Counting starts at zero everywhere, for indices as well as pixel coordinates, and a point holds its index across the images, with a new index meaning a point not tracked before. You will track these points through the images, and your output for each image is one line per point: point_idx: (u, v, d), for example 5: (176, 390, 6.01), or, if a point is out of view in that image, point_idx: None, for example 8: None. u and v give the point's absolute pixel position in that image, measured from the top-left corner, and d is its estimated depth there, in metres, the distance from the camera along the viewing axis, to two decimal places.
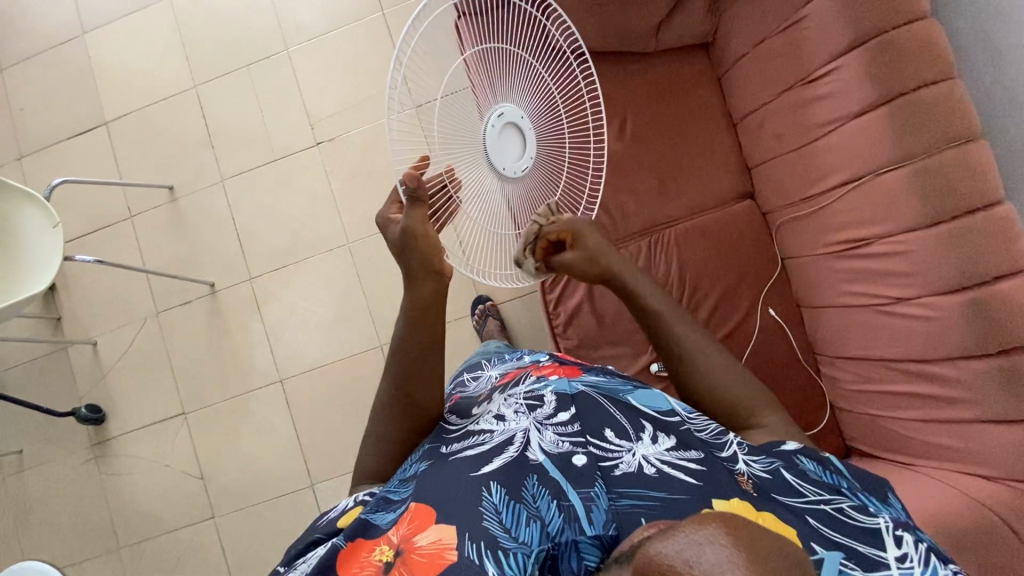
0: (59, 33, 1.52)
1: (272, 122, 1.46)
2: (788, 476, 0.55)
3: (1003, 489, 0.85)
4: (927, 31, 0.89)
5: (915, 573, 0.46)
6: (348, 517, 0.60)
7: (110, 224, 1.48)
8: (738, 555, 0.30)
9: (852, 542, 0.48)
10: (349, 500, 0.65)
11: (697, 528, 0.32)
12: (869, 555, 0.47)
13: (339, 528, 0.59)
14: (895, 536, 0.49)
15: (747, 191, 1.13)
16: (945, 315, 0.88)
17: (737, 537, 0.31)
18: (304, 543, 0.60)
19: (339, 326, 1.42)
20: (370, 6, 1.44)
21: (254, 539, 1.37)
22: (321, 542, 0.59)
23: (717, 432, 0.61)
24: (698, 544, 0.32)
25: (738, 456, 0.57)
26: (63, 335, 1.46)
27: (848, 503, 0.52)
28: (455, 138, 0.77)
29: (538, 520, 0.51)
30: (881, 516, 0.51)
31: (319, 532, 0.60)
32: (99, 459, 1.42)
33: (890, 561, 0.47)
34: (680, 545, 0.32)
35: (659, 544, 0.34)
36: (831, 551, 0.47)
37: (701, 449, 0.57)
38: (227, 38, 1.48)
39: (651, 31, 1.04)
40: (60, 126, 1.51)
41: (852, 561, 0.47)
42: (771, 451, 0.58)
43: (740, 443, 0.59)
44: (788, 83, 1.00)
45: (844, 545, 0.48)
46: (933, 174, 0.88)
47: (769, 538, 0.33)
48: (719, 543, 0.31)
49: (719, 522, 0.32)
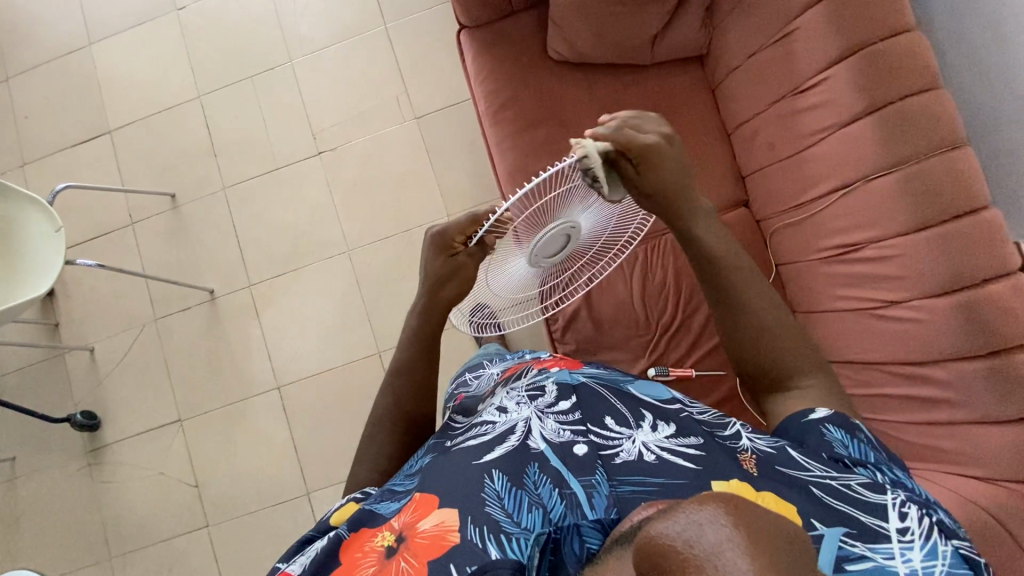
0: (66, 43, 1.54)
1: (276, 131, 1.48)
2: (793, 453, 0.56)
3: (998, 489, 0.85)
4: (912, 43, 0.92)
5: (915, 547, 0.46)
6: (342, 513, 0.61)
7: (110, 230, 1.49)
8: (738, 534, 0.30)
9: (856, 513, 0.49)
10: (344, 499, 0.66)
11: (697, 509, 0.32)
12: (871, 526, 0.48)
13: (333, 525, 0.60)
14: (900, 510, 0.49)
15: (741, 199, 1.15)
16: (935, 315, 0.90)
17: (735, 516, 0.31)
18: (299, 541, 0.60)
19: (337, 335, 1.42)
20: (374, 19, 1.48)
21: (247, 548, 1.36)
22: (316, 539, 0.60)
23: (716, 419, 0.62)
24: (698, 524, 0.32)
25: (741, 433, 0.59)
26: (60, 340, 1.46)
27: (856, 480, 0.52)
28: (534, 215, 0.68)
29: (540, 507, 0.51)
30: (890, 492, 0.51)
31: (314, 530, 0.61)
32: (92, 466, 1.41)
33: (891, 533, 0.47)
34: (680, 526, 0.32)
35: (659, 525, 0.34)
36: (832, 527, 0.47)
37: (701, 435, 0.58)
38: (232, 49, 1.51)
39: (647, 43, 1.07)
40: (63, 134, 1.53)
41: (855, 534, 0.47)
42: (797, 423, 0.61)
43: (744, 423, 0.61)
44: (779, 94, 1.03)
45: (846, 520, 0.48)
46: (923, 179, 0.90)
47: (765, 511, 0.33)
48: (719, 523, 0.31)
49: (719, 502, 0.32)
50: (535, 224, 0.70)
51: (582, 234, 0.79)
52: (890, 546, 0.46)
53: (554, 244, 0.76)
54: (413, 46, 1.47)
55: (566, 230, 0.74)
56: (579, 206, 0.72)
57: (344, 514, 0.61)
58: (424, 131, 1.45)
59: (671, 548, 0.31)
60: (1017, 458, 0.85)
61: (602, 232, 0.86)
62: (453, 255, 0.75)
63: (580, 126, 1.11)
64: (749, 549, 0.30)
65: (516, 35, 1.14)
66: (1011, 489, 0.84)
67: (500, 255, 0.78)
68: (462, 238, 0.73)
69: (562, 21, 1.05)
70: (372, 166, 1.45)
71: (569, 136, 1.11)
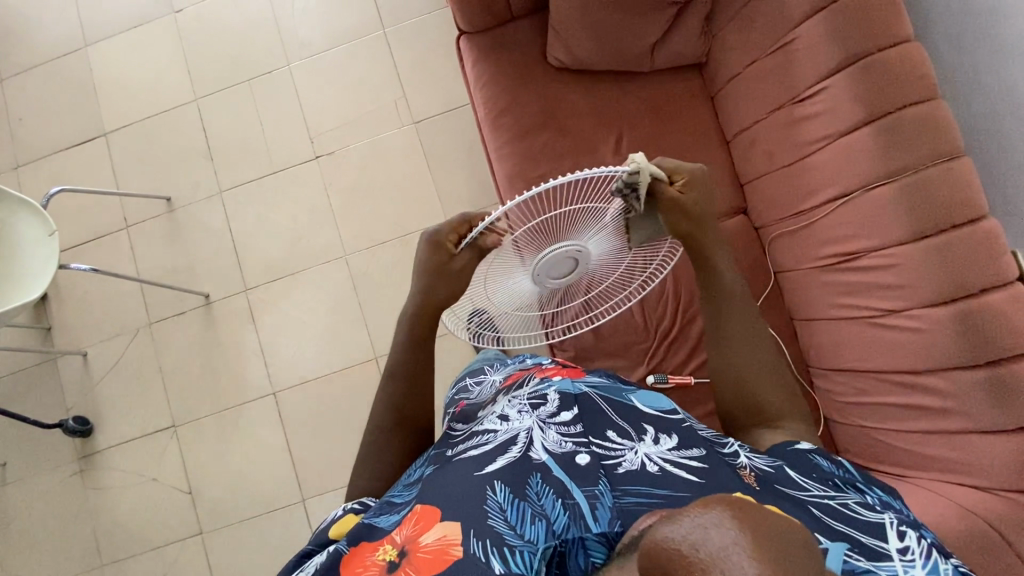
0: (62, 45, 1.53)
1: (273, 135, 1.47)
2: (791, 473, 0.57)
3: (996, 498, 0.85)
4: (910, 53, 0.93)
5: (917, 565, 0.46)
6: (341, 526, 0.61)
7: (104, 234, 1.47)
8: (744, 537, 0.30)
9: (856, 533, 0.49)
10: (342, 511, 0.65)
11: (702, 511, 0.32)
12: (872, 545, 0.48)
13: (332, 538, 0.60)
14: (899, 530, 0.49)
15: (740, 206, 1.15)
16: (932, 326, 0.90)
17: (742, 520, 0.31)
18: (298, 556, 0.59)
19: (333, 340, 1.41)
20: (373, 23, 1.47)
21: (241, 556, 1.34)
22: (315, 553, 0.59)
23: (714, 435, 0.62)
24: (702, 527, 0.31)
25: (741, 452, 0.60)
26: (53, 345, 1.45)
27: (853, 500, 0.53)
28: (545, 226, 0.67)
29: (543, 519, 0.50)
30: (887, 513, 0.52)
31: (312, 544, 0.60)
32: (84, 473, 1.39)
33: (892, 552, 0.47)
34: (685, 530, 0.31)
35: (663, 529, 0.33)
36: (836, 542, 0.47)
37: (704, 449, 0.57)
38: (230, 52, 1.50)
39: (646, 50, 1.07)
40: (57, 136, 1.51)
41: (858, 551, 0.47)
42: (784, 450, 0.61)
43: (743, 444, 0.61)
44: (779, 102, 1.03)
45: (850, 541, 0.48)
46: (921, 191, 0.90)
47: (771, 516, 0.33)
48: (723, 527, 0.30)
49: (724, 506, 0.32)
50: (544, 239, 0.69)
51: (590, 263, 0.77)
52: (893, 563, 0.46)
53: (561, 268, 0.75)
54: (412, 50, 1.47)
55: (576, 255, 0.73)
56: (590, 231, 0.71)
57: (344, 528, 0.61)
58: (422, 136, 1.45)
59: (675, 552, 0.31)
60: (1015, 467, 0.85)
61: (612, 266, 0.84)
62: (450, 257, 0.72)
63: (579, 133, 1.11)
64: (755, 551, 0.29)
65: (516, 41, 1.14)
66: (1010, 498, 0.85)
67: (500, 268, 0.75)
68: (455, 238, 0.71)
69: (563, 27, 1.05)
70: (369, 170, 1.45)
71: (568, 143, 1.11)
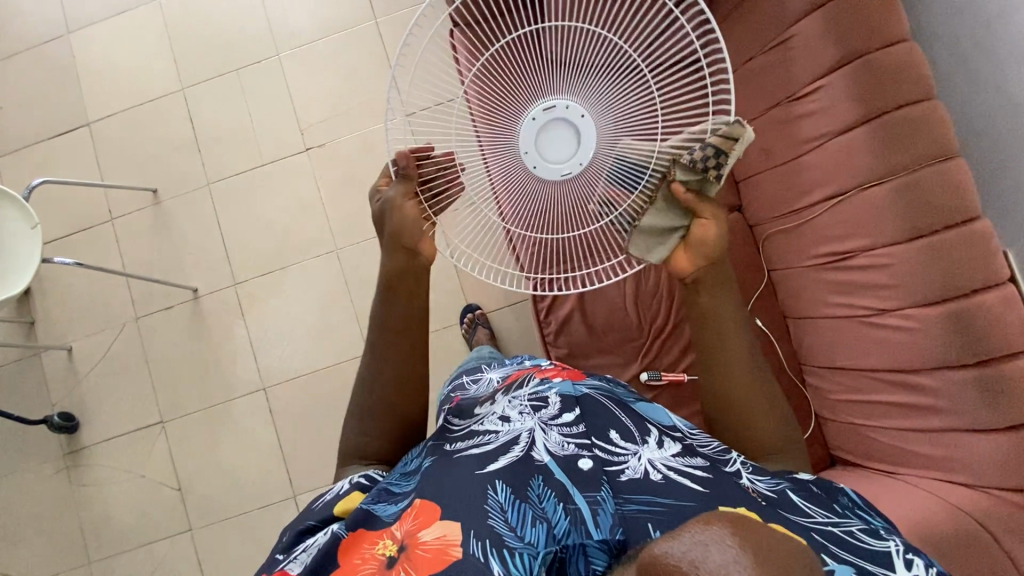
0: (42, 31, 1.49)
1: (262, 127, 1.44)
2: (793, 496, 0.56)
3: (984, 496, 0.87)
4: (907, 53, 0.92)
5: None
6: (347, 502, 0.61)
7: (89, 226, 1.45)
8: (743, 553, 0.30)
9: (863, 562, 0.48)
10: (345, 484, 0.66)
11: (702, 529, 0.32)
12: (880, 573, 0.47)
13: (338, 516, 0.60)
14: (906, 559, 0.48)
15: (735, 203, 1.14)
16: (924, 325, 0.91)
17: (742, 537, 0.31)
18: (297, 531, 0.59)
19: (324, 336, 1.39)
20: (364, 13, 1.44)
21: (231, 551, 1.34)
22: (315, 530, 0.59)
23: (716, 450, 0.62)
24: (703, 544, 0.31)
25: (743, 473, 0.59)
26: (36, 340, 1.42)
27: (857, 527, 0.53)
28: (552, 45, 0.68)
29: (545, 522, 0.50)
30: (891, 540, 0.51)
31: (315, 520, 0.60)
32: (70, 468, 1.38)
33: None
34: (685, 547, 0.31)
35: (662, 544, 0.33)
36: (841, 564, 0.46)
37: (706, 460, 0.58)
38: (218, 41, 1.47)
39: None
40: (40, 125, 1.48)
41: None
42: (787, 476, 0.61)
43: (743, 463, 0.61)
44: (777, 100, 1.03)
45: (853, 563, 0.47)
46: (915, 191, 0.90)
47: (771, 534, 0.33)
48: (724, 543, 0.31)
49: (724, 523, 0.32)
50: (559, 59, 0.69)
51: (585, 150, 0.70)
52: None
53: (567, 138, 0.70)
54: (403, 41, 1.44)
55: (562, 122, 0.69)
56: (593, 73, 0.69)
57: (349, 504, 0.61)
58: None
59: (677, 567, 0.31)
60: (1006, 468, 0.86)
61: (592, 186, 0.73)
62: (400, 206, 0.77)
63: None
64: (755, 567, 0.30)
65: None
66: (996, 496, 0.86)
67: (494, 109, 0.72)
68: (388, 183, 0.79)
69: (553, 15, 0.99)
70: (361, 163, 1.42)
71: None
